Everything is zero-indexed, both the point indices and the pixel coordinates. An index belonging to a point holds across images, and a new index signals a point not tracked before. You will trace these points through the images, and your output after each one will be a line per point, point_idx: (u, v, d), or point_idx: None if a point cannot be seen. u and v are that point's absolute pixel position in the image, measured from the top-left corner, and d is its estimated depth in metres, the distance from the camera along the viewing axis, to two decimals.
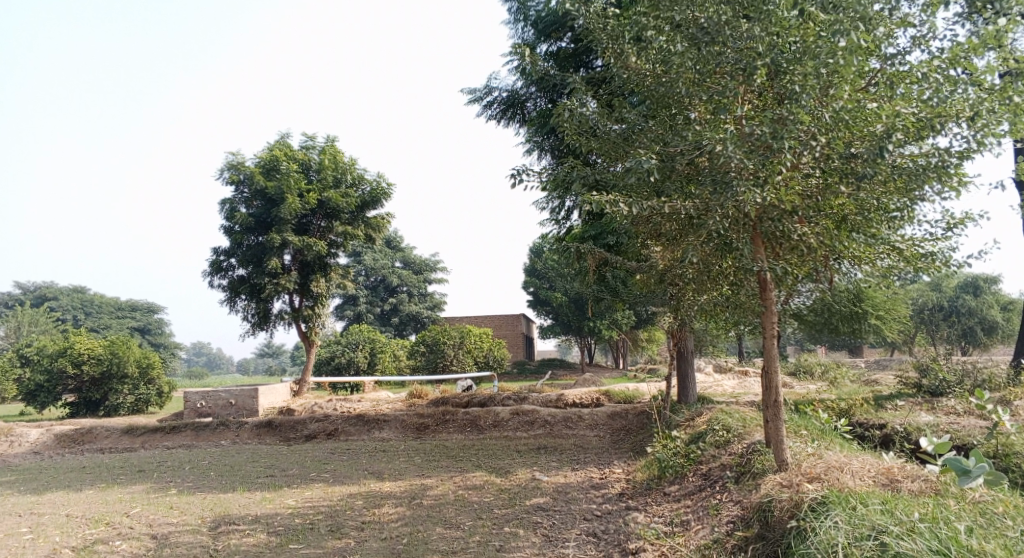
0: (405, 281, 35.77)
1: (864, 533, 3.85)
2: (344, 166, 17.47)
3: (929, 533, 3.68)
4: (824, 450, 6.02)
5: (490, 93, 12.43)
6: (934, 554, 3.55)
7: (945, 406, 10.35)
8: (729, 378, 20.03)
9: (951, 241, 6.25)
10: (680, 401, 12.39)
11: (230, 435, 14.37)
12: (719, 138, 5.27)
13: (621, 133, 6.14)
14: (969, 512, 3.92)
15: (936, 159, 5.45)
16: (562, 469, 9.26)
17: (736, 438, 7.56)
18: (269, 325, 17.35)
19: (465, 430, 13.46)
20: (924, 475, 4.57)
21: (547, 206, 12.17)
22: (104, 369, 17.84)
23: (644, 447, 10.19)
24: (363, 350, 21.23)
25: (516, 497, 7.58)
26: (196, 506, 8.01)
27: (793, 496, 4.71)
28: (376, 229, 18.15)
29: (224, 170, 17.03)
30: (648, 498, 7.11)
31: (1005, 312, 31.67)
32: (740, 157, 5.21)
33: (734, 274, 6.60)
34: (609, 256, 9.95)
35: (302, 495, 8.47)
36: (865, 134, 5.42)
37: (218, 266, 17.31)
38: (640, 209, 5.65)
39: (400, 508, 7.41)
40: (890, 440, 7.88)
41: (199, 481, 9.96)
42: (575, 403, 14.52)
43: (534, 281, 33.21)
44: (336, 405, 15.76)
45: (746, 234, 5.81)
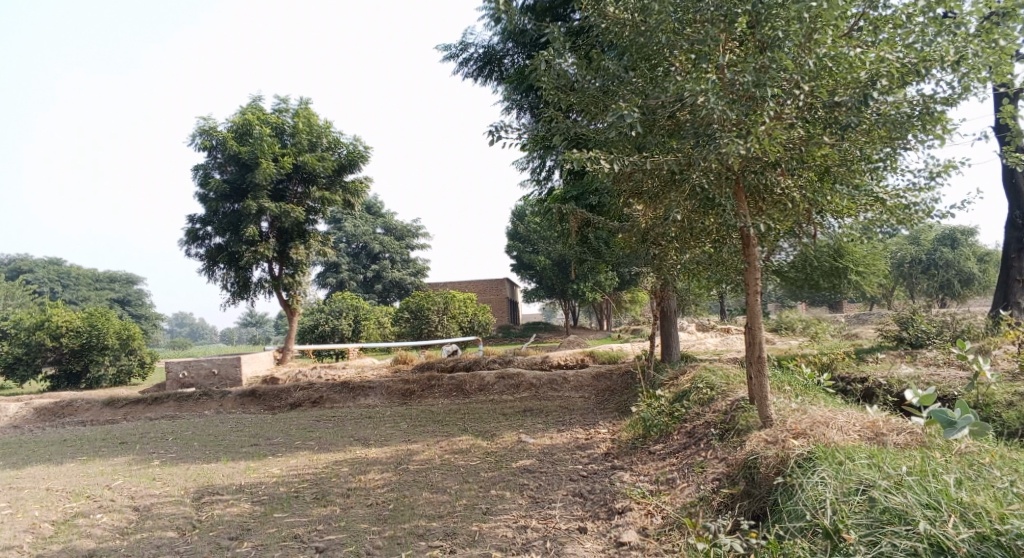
0: (387, 247, 35.49)
1: (852, 488, 3.83)
2: (320, 129, 17.10)
3: (917, 486, 3.67)
4: (808, 405, 6.01)
5: (466, 50, 12.15)
6: (924, 507, 3.54)
7: (926, 358, 10.45)
8: (711, 336, 20.14)
9: (935, 191, 6.23)
10: (664, 360, 12.44)
11: (213, 405, 14.26)
12: (700, 89, 5.09)
13: (601, 85, 5.99)
14: (957, 464, 3.92)
15: (920, 107, 5.34)
16: (547, 431, 9.26)
17: (720, 395, 7.56)
18: (250, 294, 17.17)
19: (451, 395, 13.43)
20: (909, 428, 4.57)
21: (527, 166, 11.98)
22: (83, 341, 17.57)
23: (628, 407, 10.22)
24: (346, 317, 21.11)
25: (502, 460, 7.56)
26: (179, 477, 7.92)
27: (779, 452, 4.69)
28: (354, 193, 17.86)
29: (196, 135, 16.61)
30: (633, 457, 7.11)
31: (982, 263, 32.00)
32: (723, 108, 5.07)
33: (716, 230, 6.53)
34: (590, 216, 9.88)
35: (287, 463, 8.42)
36: (849, 81, 5.30)
37: (194, 235, 16.99)
38: (622, 165, 5.53)
39: (386, 473, 7.37)
40: (872, 393, 7.93)
41: (182, 451, 9.87)
42: (560, 365, 14.55)
43: (516, 244, 33.05)
44: (320, 373, 15.68)
45: (729, 189, 5.73)
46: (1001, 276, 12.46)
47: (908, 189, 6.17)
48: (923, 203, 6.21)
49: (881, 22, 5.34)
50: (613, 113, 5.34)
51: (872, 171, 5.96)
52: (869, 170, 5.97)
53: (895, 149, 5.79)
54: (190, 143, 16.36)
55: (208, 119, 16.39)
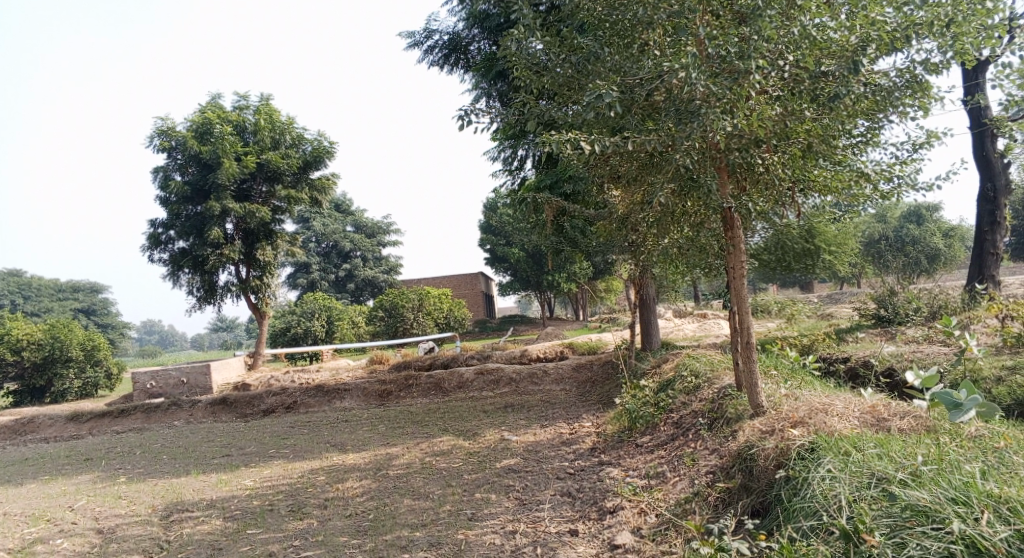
0: (358, 245, 34.94)
1: (866, 481, 3.68)
2: (282, 126, 16.61)
3: (938, 479, 3.49)
4: (799, 390, 5.82)
5: (430, 37, 11.82)
6: (948, 502, 3.36)
7: (907, 335, 10.38)
8: (688, 322, 20.05)
9: (919, 164, 6.08)
10: (644, 348, 12.26)
11: (183, 415, 13.78)
12: (682, 63, 4.88)
13: (575, 63, 5.71)
14: (975, 451, 3.75)
15: (908, 76, 5.18)
16: (530, 427, 9.00)
17: (705, 383, 7.37)
18: (216, 298, 16.64)
19: (429, 393, 13.13)
20: (913, 412, 4.42)
21: (499, 156, 11.71)
22: (46, 354, 16.99)
23: (611, 398, 10.01)
24: (320, 318, 20.66)
25: (485, 460, 7.29)
26: (146, 495, 7.52)
27: (778, 444, 4.51)
28: (322, 191, 17.44)
29: (154, 137, 16.04)
30: (620, 451, 6.88)
31: (948, 239, 32.40)
32: (706, 83, 4.86)
33: (697, 214, 6.33)
34: (565, 205, 9.66)
35: (260, 474, 8.06)
36: (834, 50, 5.16)
37: (156, 240, 16.43)
38: (602, 147, 5.27)
39: (365, 480, 7.06)
40: (858, 374, 7.80)
41: (150, 466, 9.44)
42: (539, 358, 14.32)
43: (489, 237, 32.73)
44: (294, 377, 15.25)
45: (711, 169, 5.52)
46: (975, 249, 12.50)
47: (891, 163, 6.02)
48: (907, 176, 6.06)
49: None
50: (591, 92, 5.06)
51: (854, 146, 5.86)
52: (851, 144, 5.89)
53: (879, 121, 5.64)
54: (148, 144, 15.79)
55: (165, 119, 15.84)
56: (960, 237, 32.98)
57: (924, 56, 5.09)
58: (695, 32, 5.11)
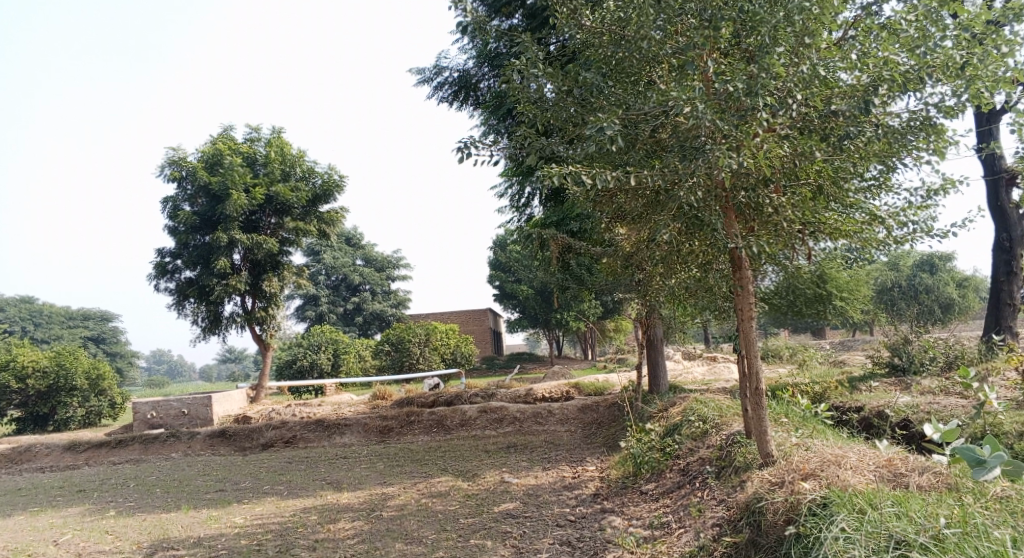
0: (367, 279, 34.92)
1: (884, 545, 3.42)
2: (292, 158, 16.71)
3: (962, 546, 3.25)
4: (810, 440, 5.57)
5: (439, 74, 11.88)
6: None
7: (922, 384, 10.09)
8: (698, 365, 19.73)
9: (934, 210, 5.90)
10: (651, 390, 11.99)
11: (182, 447, 13.56)
12: (686, 98, 4.76)
13: (578, 97, 5.61)
14: (1000, 513, 3.51)
15: (921, 117, 5.04)
16: (532, 470, 8.72)
17: (713, 429, 7.12)
18: (221, 329, 16.53)
19: (431, 431, 12.86)
20: (932, 468, 4.16)
21: (506, 193, 11.65)
22: (50, 382, 16.81)
23: (617, 441, 9.74)
24: (326, 351, 20.51)
25: (483, 503, 7.03)
26: (132, 530, 7.29)
27: (788, 498, 4.27)
28: (330, 223, 17.42)
29: (165, 167, 16.15)
30: (623, 498, 6.62)
31: (962, 288, 32.02)
32: (712, 119, 4.71)
33: (704, 253, 6.17)
34: (572, 241, 9.54)
35: (251, 512, 7.82)
36: (846, 89, 5.03)
37: (164, 268, 16.41)
38: (604, 181, 5.14)
39: (358, 522, 6.81)
40: (872, 424, 7.52)
41: (141, 499, 9.21)
42: (544, 398, 14.05)
43: (499, 274, 32.67)
44: (295, 411, 15.04)
45: (717, 206, 5.37)
46: (991, 300, 12.23)
47: (904, 208, 5.84)
48: (922, 221, 5.87)
49: (874, 29, 4.99)
50: (592, 124, 4.94)
51: (865, 189, 5.77)
52: (862, 187, 5.80)
53: (891, 164, 5.50)
54: (159, 175, 15.89)
55: (177, 150, 15.95)
56: (974, 287, 32.64)
57: (938, 98, 4.96)
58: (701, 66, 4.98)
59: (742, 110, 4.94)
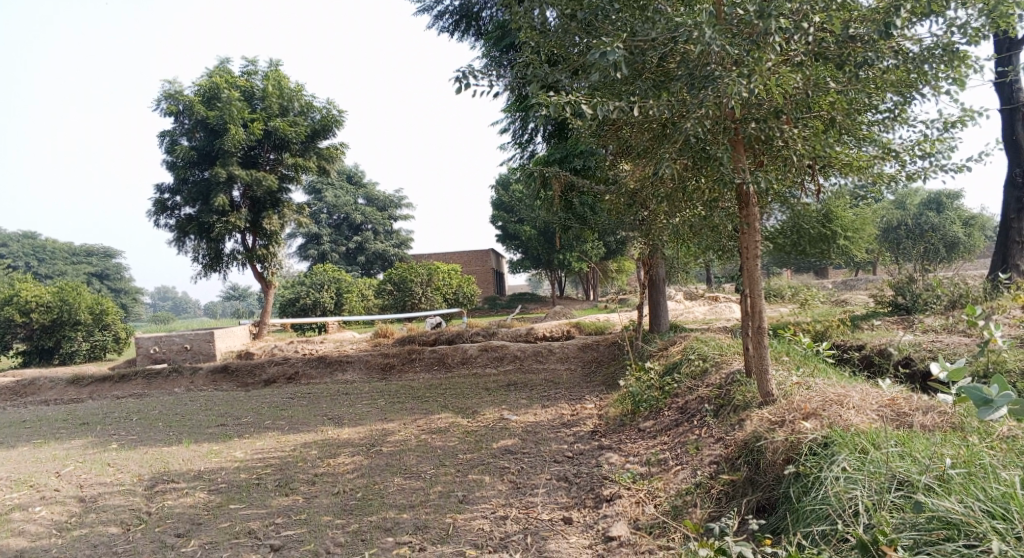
0: (369, 217, 34.71)
1: (886, 485, 3.38)
2: (290, 93, 16.31)
3: (966, 487, 3.19)
4: (811, 379, 5.50)
5: (440, 3, 11.44)
6: (976, 513, 3.06)
7: (925, 323, 10.02)
8: (699, 305, 19.69)
9: (951, 142, 5.68)
10: (652, 330, 11.96)
11: (184, 382, 13.65)
12: (696, 21, 4.48)
13: (583, 22, 5.31)
14: (1005, 453, 3.44)
15: (945, 41, 4.76)
16: (531, 407, 8.75)
17: (713, 368, 7.08)
18: (222, 266, 16.44)
19: (432, 368, 12.91)
20: (937, 407, 4.09)
21: (508, 128, 11.36)
22: (54, 316, 16.85)
23: (616, 380, 9.76)
24: (329, 290, 20.49)
25: (482, 440, 7.04)
26: (134, 463, 7.34)
27: (788, 436, 4.21)
28: (330, 159, 17.11)
29: (161, 100, 15.78)
30: (621, 435, 6.62)
31: (968, 227, 31.79)
32: (721, 44, 4.44)
33: (710, 189, 5.98)
34: (575, 179, 9.32)
35: (252, 446, 7.87)
36: (865, 12, 4.76)
37: (162, 205, 16.23)
38: (606, 111, 4.91)
39: (357, 457, 6.84)
40: (873, 363, 7.48)
41: (144, 433, 9.28)
42: (545, 336, 14.07)
43: (501, 213, 32.42)
44: (297, 347, 15.09)
45: (726, 140, 5.14)
46: (1000, 238, 12.07)
47: (919, 142, 5.63)
48: (937, 155, 5.67)
49: None
50: (596, 50, 4.68)
51: (879, 122, 5.54)
52: (875, 120, 5.57)
53: (908, 95, 5.27)
54: (155, 108, 15.54)
55: (173, 83, 15.56)
56: (980, 226, 32.45)
57: (964, 21, 4.68)
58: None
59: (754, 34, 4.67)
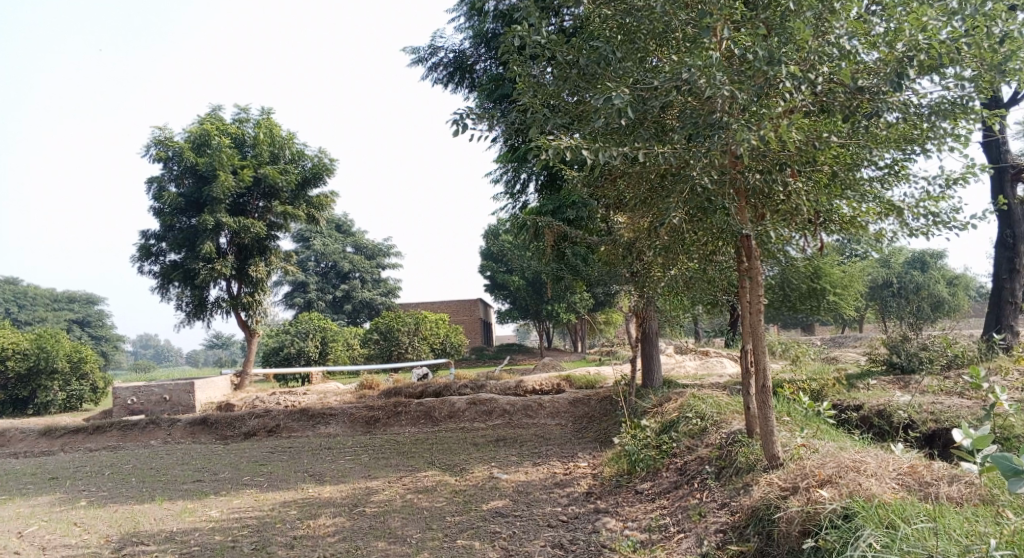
0: (357, 266, 34.49)
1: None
2: (282, 141, 16.27)
3: None
4: (816, 441, 5.28)
5: (435, 55, 11.49)
6: None
7: (922, 383, 9.86)
8: (689, 359, 19.45)
9: (952, 199, 5.59)
10: (645, 385, 11.71)
11: (161, 434, 13.18)
12: (704, 66, 4.40)
13: (584, 69, 5.22)
14: None
15: (954, 94, 4.69)
16: (522, 465, 8.41)
17: (712, 426, 6.83)
18: (205, 314, 16.10)
19: (419, 422, 12.54)
20: (961, 476, 3.90)
21: (501, 178, 11.30)
22: (30, 364, 16.37)
23: (609, 437, 9.46)
24: (314, 339, 20.11)
25: (471, 501, 6.71)
26: (102, 522, 6.92)
27: (804, 506, 3.98)
28: (320, 208, 16.99)
29: (151, 146, 15.68)
30: (618, 498, 6.32)
31: (952, 286, 32.10)
32: (731, 89, 4.35)
33: (710, 242, 5.85)
34: (567, 230, 9.18)
35: (229, 504, 7.47)
36: (872, 66, 4.70)
37: (148, 251, 15.98)
38: (609, 157, 4.79)
39: (339, 518, 6.48)
40: (874, 423, 7.26)
41: (115, 489, 8.84)
42: (535, 390, 13.76)
43: (490, 265, 32.35)
44: (279, 399, 14.65)
45: (729, 192, 5.03)
46: (992, 298, 12.03)
47: (922, 199, 5.52)
48: (940, 213, 5.56)
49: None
50: (600, 95, 4.57)
51: (880, 179, 5.41)
52: (877, 177, 5.44)
53: (912, 151, 5.17)
54: (144, 154, 15.43)
55: (164, 129, 15.49)
56: (964, 285, 32.76)
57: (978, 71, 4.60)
58: (719, 31, 4.64)
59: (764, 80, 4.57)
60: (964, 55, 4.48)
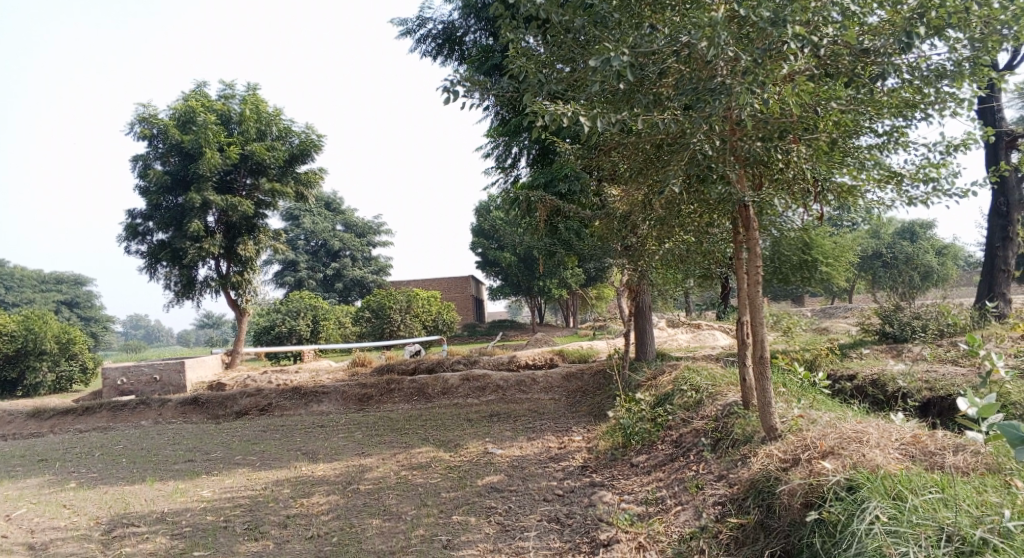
0: (347, 244, 34.26)
1: (934, 538, 3.21)
2: (268, 117, 15.98)
3: None
4: (814, 412, 5.22)
5: (423, 26, 11.23)
6: None
7: (914, 353, 9.85)
8: (681, 332, 19.43)
9: (953, 165, 5.48)
10: (638, 358, 11.66)
11: (152, 414, 13.07)
12: (707, 26, 4.25)
13: (580, 33, 5.04)
14: None
15: (962, 55, 4.57)
16: (516, 440, 8.35)
17: (707, 398, 6.77)
18: (194, 293, 15.91)
19: (412, 399, 12.47)
20: (965, 445, 3.86)
21: (492, 152, 11.11)
22: (19, 346, 16.04)
23: (603, 411, 9.42)
24: (305, 317, 19.97)
25: (466, 477, 6.64)
26: (92, 504, 6.82)
27: (807, 478, 3.93)
28: (308, 185, 16.75)
29: (135, 123, 15.36)
30: (613, 471, 6.26)
31: (942, 257, 32.18)
32: (734, 50, 4.21)
33: (706, 213, 5.74)
34: (560, 204, 9.03)
35: (221, 484, 7.39)
36: (877, 26, 4.57)
37: (134, 230, 15.74)
38: (607, 123, 4.64)
39: (333, 496, 6.41)
40: (869, 393, 7.22)
41: (106, 470, 8.73)
42: (528, 365, 13.70)
43: (481, 240, 32.20)
44: (271, 378, 14.53)
45: (728, 159, 4.90)
46: (985, 267, 12.00)
47: (923, 165, 5.41)
48: (941, 180, 5.45)
49: None
50: (598, 56, 4.42)
51: (880, 145, 5.30)
52: (876, 144, 5.33)
53: (914, 116, 5.05)
54: (128, 132, 15.12)
55: (147, 106, 15.16)
56: (953, 255, 32.87)
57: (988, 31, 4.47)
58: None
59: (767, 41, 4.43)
60: (973, 15, 4.35)
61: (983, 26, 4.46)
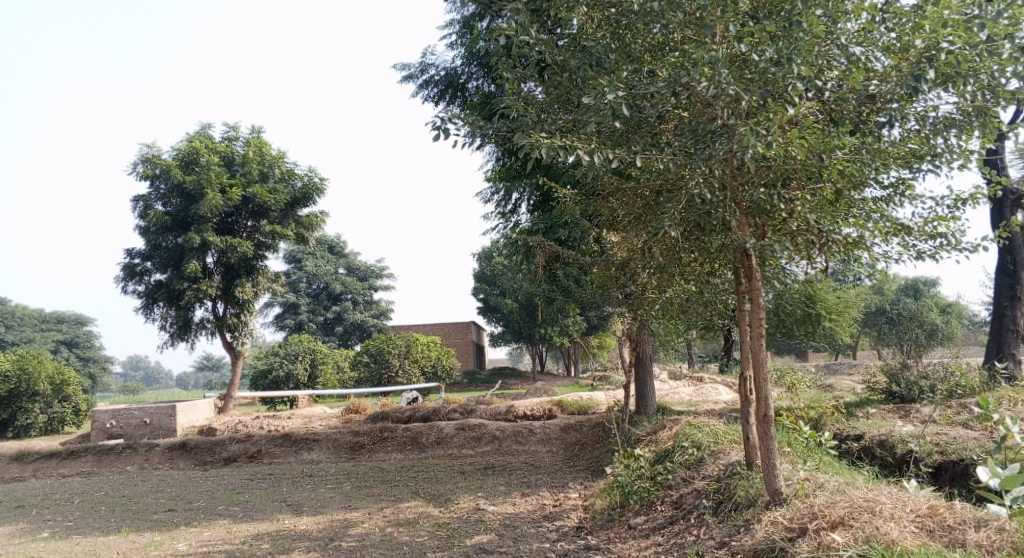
0: (349, 288, 34.13)
1: None
2: (272, 159, 16.00)
3: None
4: (821, 475, 4.94)
5: (425, 71, 11.27)
6: None
7: (922, 414, 9.55)
8: (683, 385, 19.05)
9: (961, 220, 5.29)
10: (638, 412, 11.32)
11: (138, 460, 12.71)
12: (707, 65, 4.14)
13: (576, 74, 4.94)
14: None
15: (972, 104, 4.44)
16: (510, 495, 8.01)
17: (709, 456, 6.46)
18: (189, 335, 15.68)
19: (405, 449, 12.11)
20: (987, 520, 3.59)
21: (492, 198, 11.02)
22: (11, 386, 15.76)
23: (601, 466, 9.09)
24: (303, 362, 19.67)
25: (455, 535, 6.31)
26: (60, 556, 6.49)
27: (815, 553, 3.66)
28: (309, 228, 16.68)
29: (138, 163, 15.40)
30: (609, 533, 5.94)
31: (946, 314, 31.90)
32: (736, 90, 4.08)
33: (708, 262, 5.55)
34: (560, 250, 8.86)
35: (198, 536, 7.04)
36: (883, 72, 4.46)
37: (132, 271, 15.62)
38: (604, 164, 4.51)
39: (313, 553, 6.08)
40: (878, 455, 6.90)
41: (82, 519, 8.38)
42: (526, 416, 13.34)
43: (483, 287, 32.07)
44: (263, 424, 14.18)
45: (728, 205, 4.75)
46: (993, 326, 11.74)
47: (931, 220, 5.22)
48: (949, 235, 5.26)
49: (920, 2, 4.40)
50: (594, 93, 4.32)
51: (886, 198, 5.13)
52: (882, 197, 5.16)
53: (920, 169, 4.89)
54: (130, 171, 15.13)
55: (152, 147, 15.22)
56: (957, 313, 32.56)
57: (997, 80, 4.36)
58: (723, 30, 4.41)
59: (769, 85, 4.31)
60: (982, 64, 4.24)
61: (993, 75, 4.35)
